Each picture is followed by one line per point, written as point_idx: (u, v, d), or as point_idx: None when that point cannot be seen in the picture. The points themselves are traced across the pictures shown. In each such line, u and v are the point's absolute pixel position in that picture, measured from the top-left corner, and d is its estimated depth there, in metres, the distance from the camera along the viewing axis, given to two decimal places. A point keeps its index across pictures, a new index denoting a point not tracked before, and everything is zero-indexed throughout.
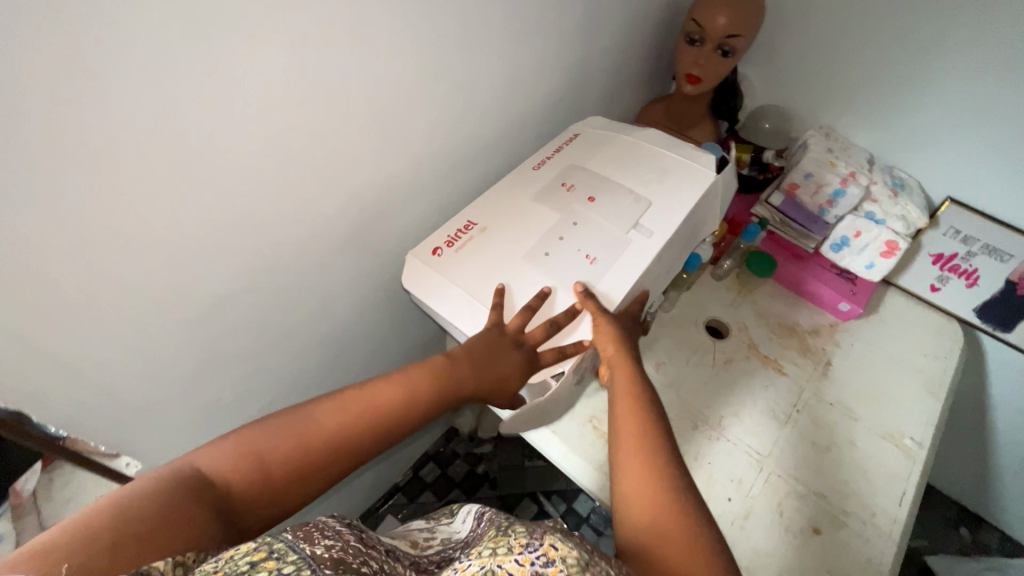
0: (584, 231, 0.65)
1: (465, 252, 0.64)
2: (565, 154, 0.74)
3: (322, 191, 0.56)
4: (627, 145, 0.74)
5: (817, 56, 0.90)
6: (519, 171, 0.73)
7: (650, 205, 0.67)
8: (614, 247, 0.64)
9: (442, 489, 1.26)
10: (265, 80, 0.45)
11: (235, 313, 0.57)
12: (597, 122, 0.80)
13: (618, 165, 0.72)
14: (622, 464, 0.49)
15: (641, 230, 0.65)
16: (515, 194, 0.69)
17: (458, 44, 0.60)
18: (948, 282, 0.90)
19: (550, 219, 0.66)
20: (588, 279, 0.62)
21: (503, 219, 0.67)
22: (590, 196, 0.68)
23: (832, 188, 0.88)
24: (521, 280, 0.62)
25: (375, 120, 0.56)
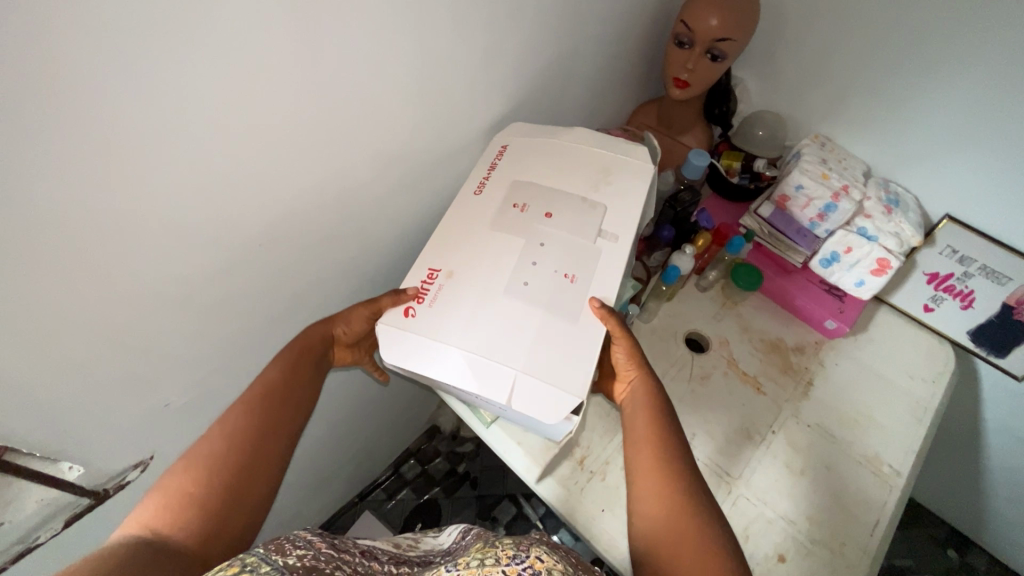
0: (553, 250, 0.60)
1: (438, 304, 0.56)
2: (500, 170, 0.68)
3: (282, 199, 0.54)
4: (564, 148, 0.69)
5: (818, 61, 0.86)
6: (462, 197, 0.66)
7: (603, 206, 0.64)
8: (589, 259, 0.60)
9: (422, 487, 1.26)
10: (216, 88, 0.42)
11: (190, 322, 0.55)
12: (518, 130, 0.73)
13: (563, 170, 0.67)
14: (639, 481, 0.52)
15: (604, 233, 0.62)
16: (466, 221, 0.63)
17: (430, 47, 0.58)
18: (942, 303, 0.87)
19: (516, 245, 0.60)
20: (581, 296, 0.57)
21: (464, 257, 0.60)
22: (546, 210, 0.63)
23: (824, 202, 0.83)
24: (514, 319, 0.55)
25: (336, 127, 0.54)
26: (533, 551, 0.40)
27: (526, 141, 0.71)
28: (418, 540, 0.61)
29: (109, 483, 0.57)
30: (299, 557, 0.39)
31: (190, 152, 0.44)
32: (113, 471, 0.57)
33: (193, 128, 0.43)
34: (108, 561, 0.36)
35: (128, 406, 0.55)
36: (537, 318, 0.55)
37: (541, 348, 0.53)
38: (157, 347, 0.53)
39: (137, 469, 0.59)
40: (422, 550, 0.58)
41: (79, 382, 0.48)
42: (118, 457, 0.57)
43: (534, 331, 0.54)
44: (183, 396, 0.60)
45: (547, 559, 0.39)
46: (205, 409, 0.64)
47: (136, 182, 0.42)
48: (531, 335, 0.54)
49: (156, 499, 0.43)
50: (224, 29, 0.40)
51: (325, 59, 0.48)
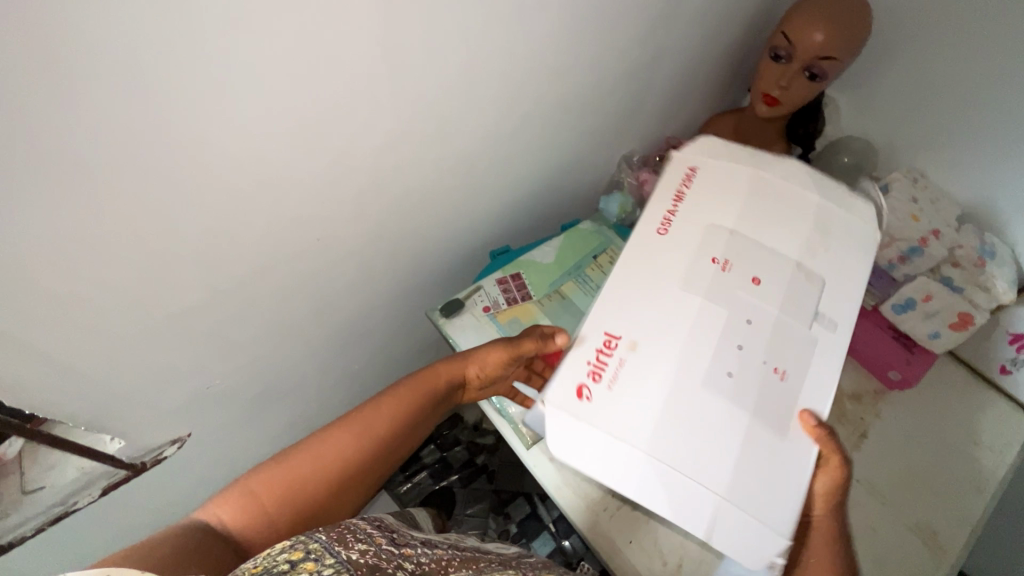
0: (762, 333, 0.48)
1: (623, 389, 0.45)
2: (693, 206, 0.55)
3: (342, 184, 0.52)
4: (769, 185, 0.56)
5: (922, 90, 0.79)
6: (643, 232, 0.53)
7: (823, 287, 0.51)
8: (805, 352, 0.48)
9: (439, 473, 1.27)
10: (290, 63, 0.40)
11: (240, 311, 0.54)
12: (712, 149, 0.59)
13: (767, 218, 0.54)
14: None
15: (818, 319, 0.50)
16: (650, 271, 0.51)
17: (513, 35, 0.53)
18: (1022, 367, 0.79)
19: (719, 317, 0.48)
20: (792, 405, 0.46)
21: (648, 321, 0.48)
22: (757, 277, 0.50)
23: (910, 244, 0.78)
24: (716, 426, 0.44)
25: (408, 123, 0.52)
26: None
27: (718, 165, 0.58)
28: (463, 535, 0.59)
29: (147, 456, 0.57)
30: (363, 552, 0.37)
31: (258, 127, 0.42)
32: (150, 446, 0.56)
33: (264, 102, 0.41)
34: (171, 545, 0.39)
35: (169, 382, 0.54)
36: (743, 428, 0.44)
37: (748, 470, 0.43)
38: (203, 326, 0.52)
39: (173, 446, 0.59)
40: (473, 544, 0.54)
41: (127, 359, 0.49)
42: (155, 432, 0.56)
43: (739, 445, 0.44)
44: (224, 378, 0.59)
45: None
46: (244, 392, 0.63)
47: (201, 155, 0.40)
48: (738, 451, 0.43)
49: (272, 481, 0.46)
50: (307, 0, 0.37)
51: (405, 40, 0.45)
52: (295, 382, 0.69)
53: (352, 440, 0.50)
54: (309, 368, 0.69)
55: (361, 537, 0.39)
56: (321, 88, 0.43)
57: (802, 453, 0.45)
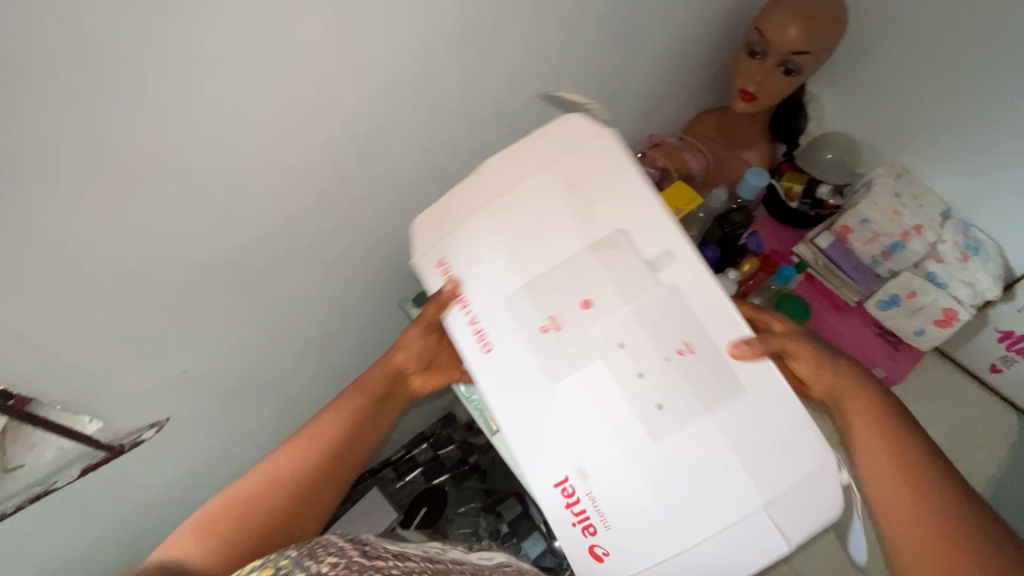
0: (642, 337, 0.40)
1: (615, 519, 0.40)
2: (481, 298, 0.45)
3: (312, 172, 0.53)
4: (495, 183, 0.45)
5: (903, 84, 0.79)
6: (476, 369, 0.44)
7: (627, 230, 0.42)
8: (675, 296, 0.40)
9: (431, 471, 1.27)
10: (252, 47, 0.42)
11: (216, 298, 0.56)
12: (422, 235, 0.48)
13: (536, 215, 0.44)
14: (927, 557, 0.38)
15: (655, 268, 0.41)
16: (507, 386, 0.43)
17: (479, 25, 0.55)
18: (1012, 365, 0.78)
19: (596, 365, 0.40)
20: (722, 364, 0.39)
21: (537, 424, 0.42)
22: (589, 299, 0.41)
23: (892, 240, 0.77)
24: (707, 481, 0.38)
25: (377, 115, 0.54)
26: None
27: (468, 228, 0.46)
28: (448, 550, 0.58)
29: (125, 439, 0.58)
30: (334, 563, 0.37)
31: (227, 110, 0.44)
32: (128, 429, 0.58)
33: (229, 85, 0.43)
34: None
35: (145, 364, 0.55)
36: (719, 449, 0.38)
37: (761, 469, 0.37)
38: (178, 310, 0.54)
39: (151, 429, 0.60)
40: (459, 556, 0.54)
41: (105, 342, 0.50)
42: (133, 415, 0.57)
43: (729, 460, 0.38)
44: (200, 364, 0.60)
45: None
46: (221, 379, 0.64)
47: (168, 137, 0.42)
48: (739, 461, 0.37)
49: (208, 508, 0.47)
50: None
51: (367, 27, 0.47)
52: (273, 371, 0.70)
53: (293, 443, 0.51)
54: (286, 358, 0.70)
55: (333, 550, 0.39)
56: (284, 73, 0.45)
57: (787, 418, 0.38)
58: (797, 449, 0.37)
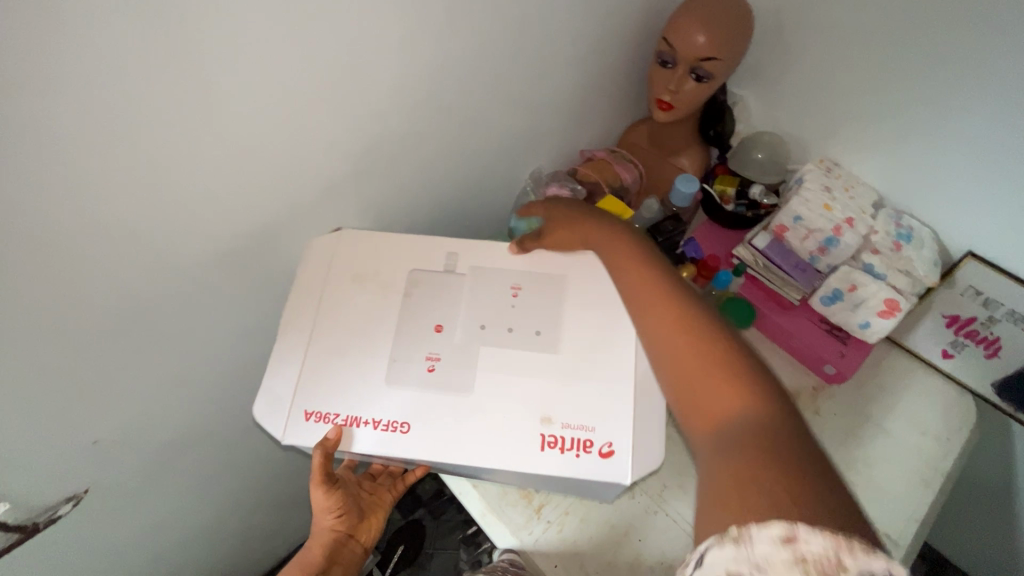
0: (485, 312, 0.58)
1: (573, 420, 0.53)
2: (367, 404, 0.54)
3: (210, 228, 0.51)
4: (299, 327, 0.57)
5: (830, 80, 0.78)
6: (402, 452, 0.52)
7: (413, 269, 0.60)
8: (483, 272, 0.61)
9: (407, 506, 1.22)
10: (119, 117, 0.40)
11: (120, 364, 0.53)
12: (275, 421, 0.54)
13: (354, 313, 0.58)
14: (680, 369, 0.49)
15: (449, 267, 0.61)
16: (446, 427, 0.53)
17: (378, 66, 0.53)
18: (964, 350, 0.77)
19: (482, 352, 0.56)
20: (537, 287, 0.60)
21: (469, 418, 0.53)
22: (437, 323, 0.58)
23: (826, 234, 0.77)
24: (586, 361, 0.55)
25: (275, 165, 0.52)
26: None
27: (337, 372, 0.55)
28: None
29: (40, 517, 0.56)
30: None
31: (100, 183, 0.42)
32: (43, 506, 0.56)
33: (97, 158, 0.41)
34: None
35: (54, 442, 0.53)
36: (588, 333, 0.57)
37: (603, 319, 0.58)
38: (80, 384, 0.51)
39: (68, 503, 0.58)
40: None
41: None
42: (47, 492, 0.55)
43: (590, 333, 0.57)
44: (116, 431, 0.58)
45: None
46: (143, 442, 0.62)
47: (31, 212, 0.40)
48: (599, 327, 0.57)
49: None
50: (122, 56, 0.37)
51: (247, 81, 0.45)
52: (202, 425, 0.67)
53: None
54: (214, 410, 0.68)
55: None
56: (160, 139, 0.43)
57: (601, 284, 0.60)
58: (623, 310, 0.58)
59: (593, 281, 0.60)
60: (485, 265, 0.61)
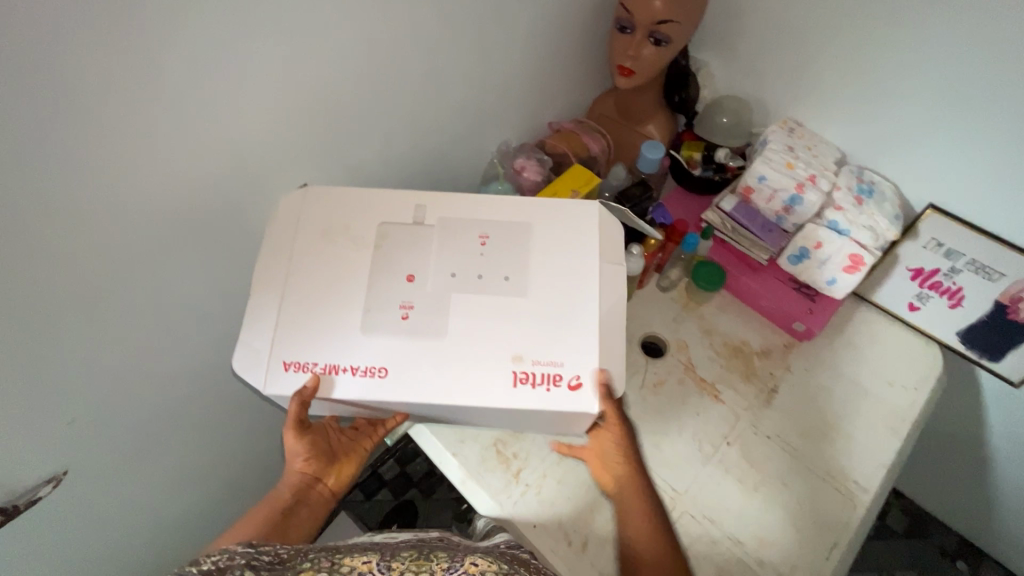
0: (455, 258, 0.59)
1: (543, 357, 0.54)
2: (347, 351, 0.55)
3: (169, 206, 0.51)
4: (275, 278, 0.57)
5: (791, 41, 0.78)
6: (382, 397, 0.53)
7: (383, 221, 0.60)
8: (454, 222, 0.60)
9: (399, 488, 1.24)
10: (63, 93, 0.40)
11: (86, 349, 0.54)
12: (256, 374, 0.54)
13: (329, 265, 0.58)
14: (622, 500, 0.64)
15: (418, 218, 0.60)
16: (425, 367, 0.54)
17: (328, 36, 0.53)
18: (928, 302, 0.79)
19: (454, 297, 0.57)
20: (506, 234, 0.60)
21: (444, 358, 0.54)
22: (409, 273, 0.58)
23: (789, 194, 0.77)
24: (555, 302, 0.57)
25: (230, 142, 0.52)
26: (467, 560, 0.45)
27: (313, 323, 0.55)
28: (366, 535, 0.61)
29: (20, 499, 0.56)
30: None
31: (50, 161, 0.42)
32: (22, 489, 0.56)
33: (44, 136, 0.40)
34: None
35: (27, 427, 0.53)
36: (556, 275, 0.58)
37: (570, 264, 0.58)
38: (49, 367, 0.52)
39: (48, 485, 0.58)
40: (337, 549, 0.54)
41: None
42: (24, 476, 0.56)
43: (557, 275, 0.58)
44: (90, 414, 0.58)
45: (481, 563, 0.45)
46: (119, 425, 0.62)
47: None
48: (567, 270, 0.58)
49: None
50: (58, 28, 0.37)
51: (192, 54, 0.44)
52: (179, 410, 0.68)
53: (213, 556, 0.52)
54: (190, 393, 0.68)
55: (212, 556, 0.44)
56: (108, 115, 0.43)
57: (568, 229, 0.60)
58: (588, 254, 0.59)
59: (560, 228, 0.60)
60: (454, 215, 0.61)
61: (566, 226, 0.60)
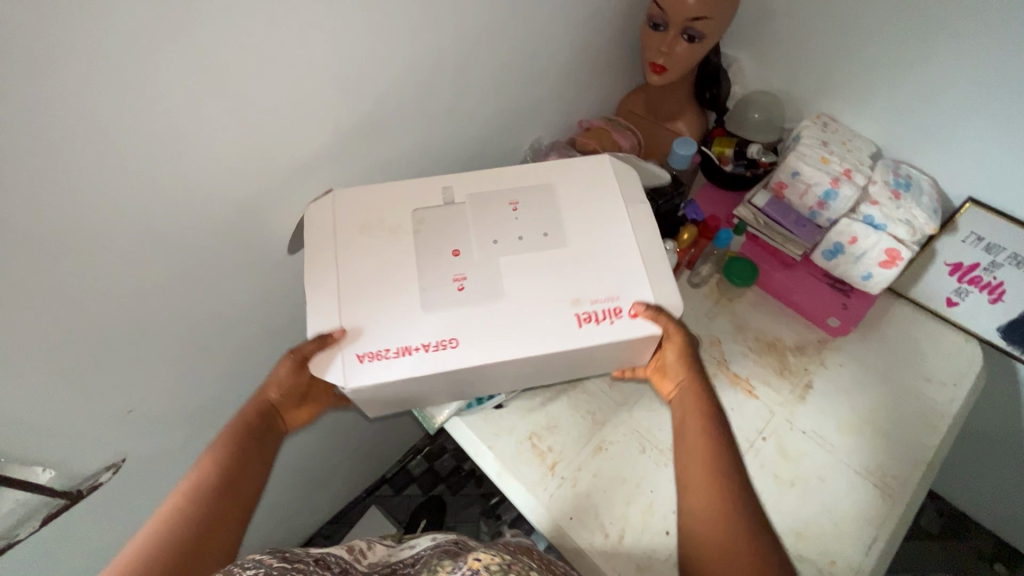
0: (495, 221, 0.61)
1: (599, 291, 0.57)
2: (415, 331, 0.55)
3: (223, 202, 0.54)
4: (323, 279, 0.57)
5: (825, 35, 0.78)
6: (454, 365, 0.53)
7: (417, 208, 0.61)
8: (486, 194, 0.63)
9: (427, 483, 1.26)
10: (131, 93, 0.42)
11: (144, 338, 0.57)
12: (332, 374, 0.53)
13: (374, 255, 0.58)
14: (686, 428, 0.57)
15: (449, 198, 0.62)
16: (497, 328, 0.55)
17: (373, 36, 0.54)
18: (967, 296, 0.78)
19: (503, 259, 0.59)
20: (531, 195, 0.62)
21: (505, 320, 0.55)
22: (454, 248, 0.59)
23: (823, 188, 0.77)
24: (596, 243, 0.59)
25: (282, 142, 0.54)
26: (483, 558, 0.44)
27: (369, 318, 0.56)
28: (370, 547, 0.59)
29: (83, 484, 0.60)
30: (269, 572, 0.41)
31: (117, 156, 0.44)
32: (84, 474, 0.60)
33: (114, 134, 0.43)
34: None
35: (88, 410, 0.56)
36: (587, 225, 0.60)
37: (598, 210, 0.61)
38: (109, 354, 0.54)
39: (108, 472, 0.62)
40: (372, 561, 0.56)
41: (37, 397, 0.51)
42: (84, 459, 0.59)
43: (588, 224, 0.60)
44: (146, 400, 0.61)
45: (485, 558, 0.43)
46: (171, 412, 0.65)
47: (58, 192, 0.42)
48: (597, 217, 0.61)
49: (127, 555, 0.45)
50: (130, 31, 0.39)
51: (248, 56, 0.46)
52: (226, 398, 0.70)
53: (183, 481, 0.52)
54: (237, 385, 0.70)
55: (246, 566, 0.41)
56: (171, 115, 0.45)
57: (592, 182, 0.63)
58: (612, 197, 0.62)
59: (581, 179, 0.63)
60: (483, 185, 0.63)
61: (585, 176, 0.63)
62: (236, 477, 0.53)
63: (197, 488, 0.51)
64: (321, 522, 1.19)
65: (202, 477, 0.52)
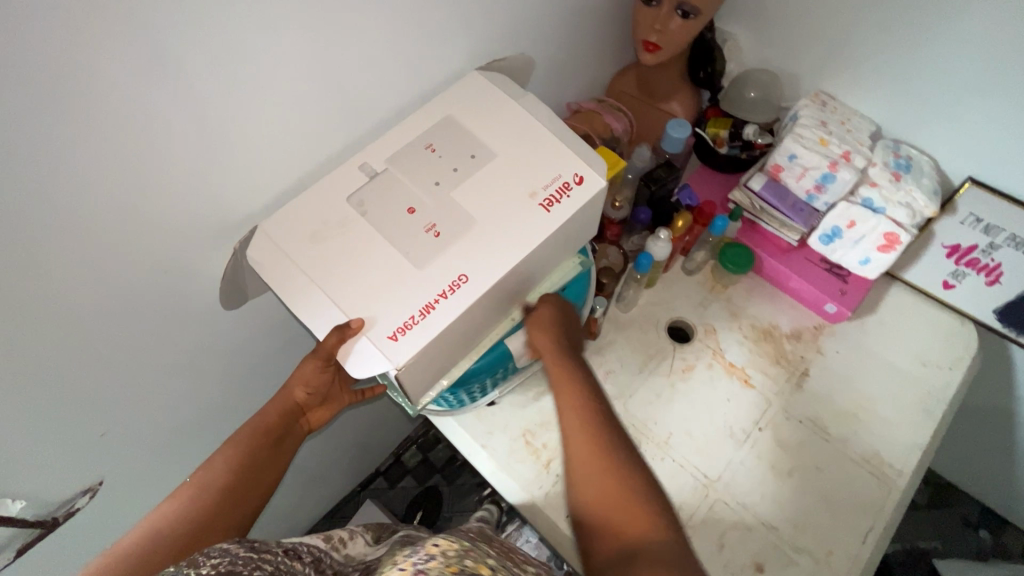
0: (430, 158, 0.56)
1: (546, 182, 0.56)
2: (417, 283, 0.50)
3: (195, 217, 0.49)
4: (300, 308, 0.51)
5: (827, 9, 0.74)
6: (463, 304, 0.50)
7: (349, 195, 0.54)
8: (410, 146, 0.57)
9: (422, 474, 1.25)
10: (80, 103, 0.37)
11: (119, 362, 0.53)
12: (369, 364, 0.49)
13: (345, 256, 0.51)
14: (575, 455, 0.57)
15: (371, 172, 0.55)
16: (490, 250, 0.53)
17: (349, 23, 0.49)
18: (964, 278, 0.77)
19: (456, 191, 0.55)
20: (435, 130, 0.58)
21: (485, 256, 0.52)
22: (408, 205, 0.54)
23: (821, 171, 0.74)
24: (526, 148, 0.57)
25: (257, 148, 0.50)
26: (428, 542, 0.38)
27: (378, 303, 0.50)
28: (351, 538, 0.55)
29: (58, 511, 0.57)
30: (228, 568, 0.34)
31: (69, 178, 0.39)
32: (59, 501, 0.57)
33: (68, 154, 0.38)
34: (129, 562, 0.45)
35: (61, 440, 0.52)
36: (502, 134, 0.58)
37: (502, 120, 0.59)
38: (80, 382, 0.50)
39: (85, 496, 0.59)
40: (345, 555, 0.51)
41: (6, 434, 0.47)
42: (59, 486, 0.55)
43: (505, 143, 0.57)
44: (124, 422, 0.58)
45: (442, 543, 0.38)
46: (150, 431, 0.62)
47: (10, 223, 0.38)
48: (512, 127, 0.58)
49: (150, 521, 0.49)
50: (72, 37, 0.34)
51: (212, 60, 0.42)
52: (207, 410, 0.67)
53: (204, 468, 0.53)
54: (218, 396, 0.67)
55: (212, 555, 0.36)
56: (129, 128, 0.40)
57: (496, 100, 0.60)
58: (508, 104, 0.60)
59: (470, 95, 0.60)
60: (394, 142, 0.57)
61: (467, 95, 0.60)
62: (257, 470, 0.55)
63: (216, 476, 0.52)
64: (317, 518, 1.18)
65: (234, 456, 0.54)
